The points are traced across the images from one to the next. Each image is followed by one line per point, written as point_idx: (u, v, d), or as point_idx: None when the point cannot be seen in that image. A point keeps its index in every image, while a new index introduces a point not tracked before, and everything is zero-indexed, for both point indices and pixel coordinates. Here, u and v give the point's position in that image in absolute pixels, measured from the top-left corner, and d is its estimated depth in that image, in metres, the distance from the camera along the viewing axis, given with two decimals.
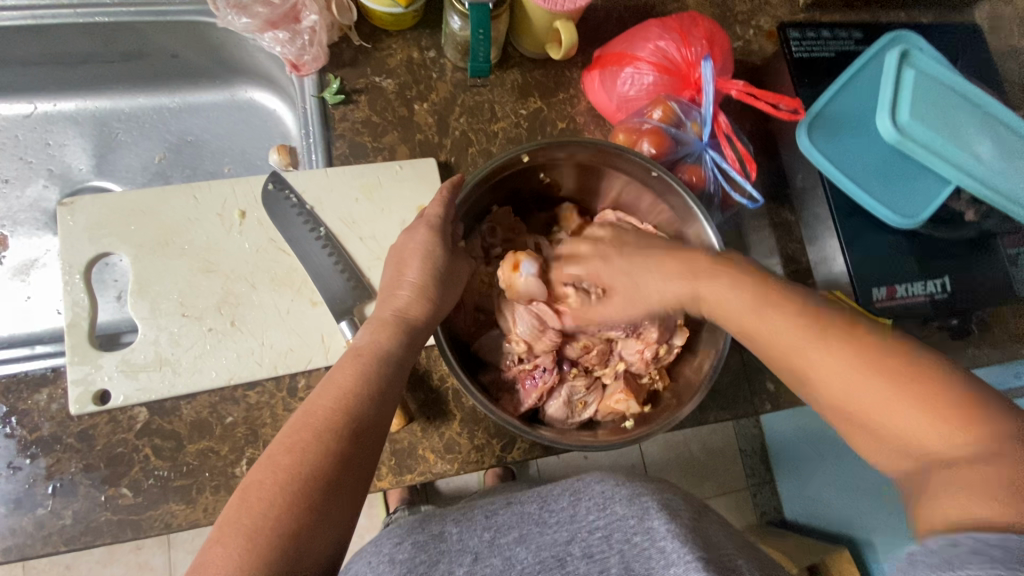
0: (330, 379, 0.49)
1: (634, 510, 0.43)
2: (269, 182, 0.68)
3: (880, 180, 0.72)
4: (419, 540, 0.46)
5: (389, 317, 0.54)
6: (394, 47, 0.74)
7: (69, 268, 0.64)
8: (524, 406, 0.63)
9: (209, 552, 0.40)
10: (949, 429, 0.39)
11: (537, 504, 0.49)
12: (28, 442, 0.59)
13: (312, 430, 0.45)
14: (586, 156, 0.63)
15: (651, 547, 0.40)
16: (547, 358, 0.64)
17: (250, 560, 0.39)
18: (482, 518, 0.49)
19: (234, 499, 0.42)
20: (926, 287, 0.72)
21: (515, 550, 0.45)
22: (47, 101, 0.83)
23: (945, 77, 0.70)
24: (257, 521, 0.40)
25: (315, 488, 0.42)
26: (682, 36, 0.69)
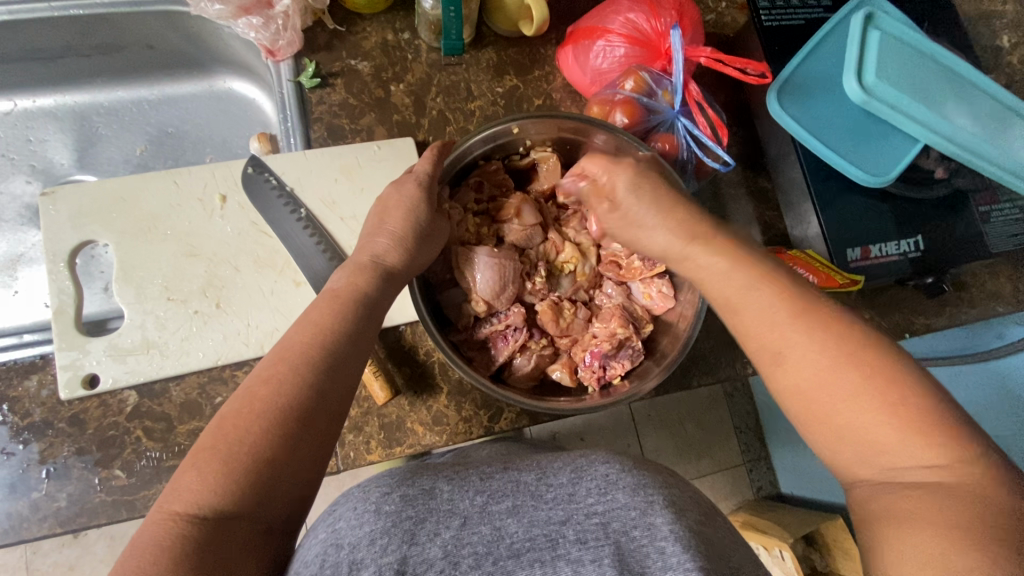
0: (305, 321, 0.49)
1: (637, 502, 0.44)
2: (249, 166, 0.68)
3: (851, 141, 0.72)
4: (408, 493, 0.45)
5: (365, 262, 0.54)
6: (369, 30, 0.75)
7: (53, 256, 0.65)
8: (496, 364, 0.63)
9: (181, 478, 0.40)
10: (920, 443, 0.39)
11: (536, 475, 0.48)
12: (20, 428, 0.60)
13: (287, 364, 0.45)
14: (569, 126, 0.64)
15: (649, 544, 0.41)
16: (519, 318, 0.64)
17: (225, 480, 0.39)
18: (475, 480, 0.48)
19: (211, 427, 0.42)
20: (900, 246, 0.74)
21: (506, 521, 0.44)
22: (27, 98, 0.83)
23: (907, 37, 0.71)
24: (232, 449, 0.40)
25: (293, 418, 0.43)
26: (651, 7, 0.70)
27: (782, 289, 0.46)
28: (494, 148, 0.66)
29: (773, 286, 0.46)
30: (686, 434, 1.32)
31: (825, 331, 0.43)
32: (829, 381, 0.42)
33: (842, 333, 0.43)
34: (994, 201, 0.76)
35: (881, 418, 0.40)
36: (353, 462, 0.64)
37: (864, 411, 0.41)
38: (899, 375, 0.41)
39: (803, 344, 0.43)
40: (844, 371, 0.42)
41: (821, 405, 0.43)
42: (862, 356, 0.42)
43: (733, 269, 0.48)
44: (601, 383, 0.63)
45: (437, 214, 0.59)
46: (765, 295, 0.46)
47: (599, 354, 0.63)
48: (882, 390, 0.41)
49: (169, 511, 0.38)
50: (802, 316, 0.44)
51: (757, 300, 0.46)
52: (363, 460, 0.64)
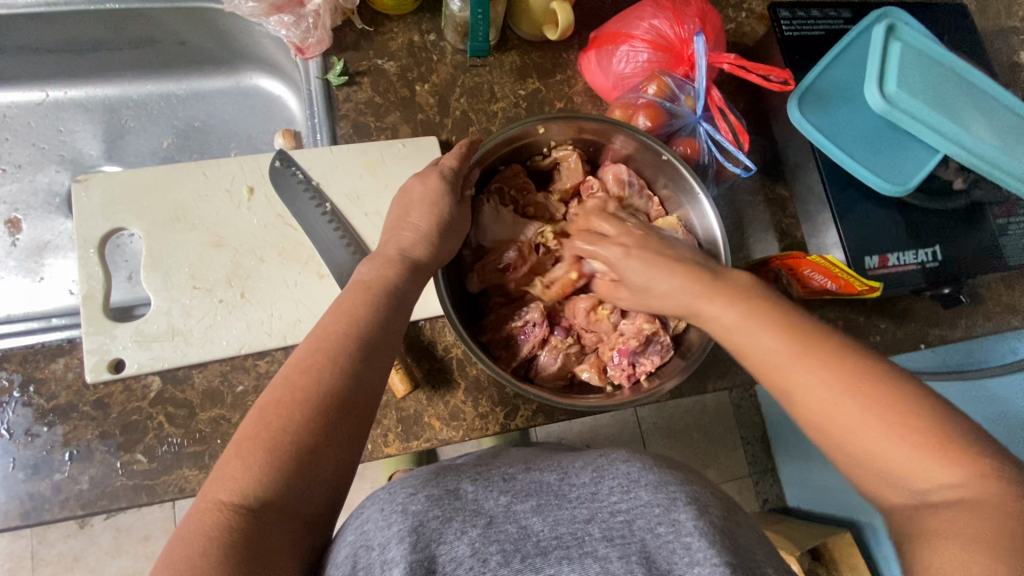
0: (339, 308, 0.50)
1: (660, 499, 0.43)
2: (277, 160, 0.70)
3: (870, 150, 0.73)
4: (434, 493, 0.45)
5: (392, 255, 0.55)
6: (395, 31, 0.77)
7: (84, 242, 0.66)
8: (519, 359, 0.64)
9: (226, 466, 0.41)
10: (938, 463, 0.42)
11: (558, 475, 0.48)
12: (45, 410, 0.61)
13: (325, 353, 0.46)
14: (593, 126, 0.65)
15: (675, 541, 0.41)
16: (538, 313, 0.65)
17: (269, 467, 0.40)
18: (498, 480, 0.48)
19: (252, 414, 0.43)
20: (917, 256, 0.74)
21: (531, 520, 0.44)
22: (59, 89, 0.85)
23: (928, 50, 0.72)
24: (276, 437, 0.41)
25: (333, 405, 0.43)
26: (675, 15, 0.71)
27: (778, 328, 0.50)
28: (515, 151, 0.67)
29: (775, 326, 0.50)
30: (693, 443, 1.32)
31: (825, 363, 0.47)
32: (837, 411, 0.45)
33: (846, 366, 0.46)
34: (1011, 213, 0.76)
35: (891, 442, 0.43)
36: (371, 454, 0.64)
37: (871, 432, 0.44)
38: (894, 394, 0.44)
39: (805, 378, 0.47)
40: (848, 399, 0.45)
41: (835, 437, 0.46)
42: (865, 387, 0.45)
43: (739, 310, 0.52)
44: (632, 380, 0.64)
45: (461, 208, 0.60)
46: (767, 332, 0.50)
47: (628, 351, 0.63)
48: (888, 414, 0.43)
49: (215, 501, 0.39)
50: (804, 354, 0.48)
51: (762, 337, 0.50)
52: (380, 453, 0.65)
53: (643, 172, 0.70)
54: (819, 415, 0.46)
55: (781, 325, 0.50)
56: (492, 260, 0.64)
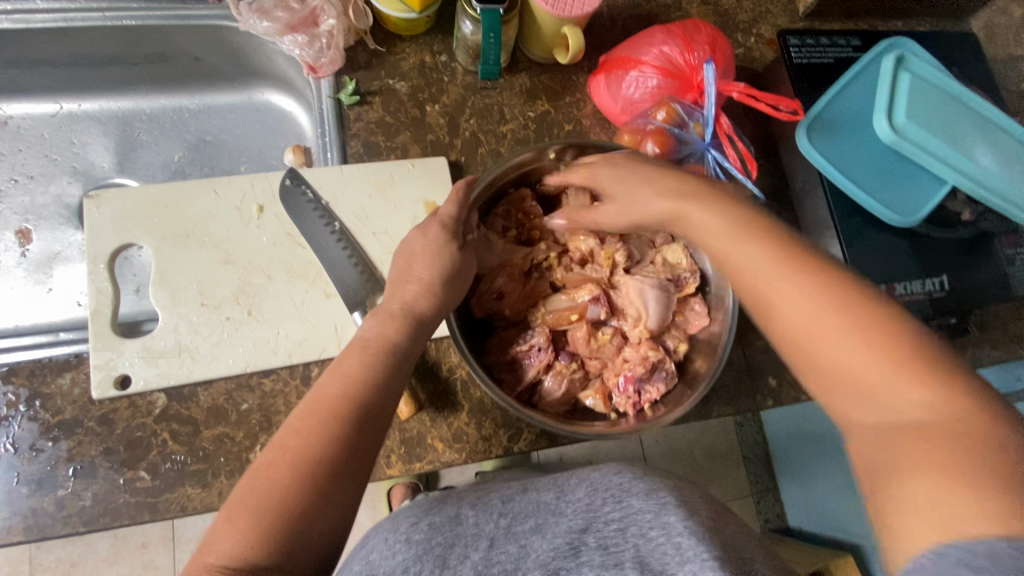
0: (337, 368, 0.51)
1: (651, 504, 0.41)
2: (287, 178, 0.70)
3: (880, 180, 0.73)
4: (436, 521, 0.47)
5: (396, 311, 0.55)
6: (407, 52, 0.77)
7: (94, 258, 0.67)
8: (523, 383, 0.64)
9: (217, 527, 0.42)
10: (919, 385, 0.40)
11: (553, 494, 0.48)
12: (51, 425, 0.61)
13: (318, 416, 0.47)
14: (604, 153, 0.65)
15: (666, 543, 0.38)
16: (543, 337, 0.65)
17: (258, 534, 0.41)
18: (498, 504, 0.49)
19: (245, 479, 0.44)
20: (926, 286, 0.74)
21: (531, 539, 0.44)
22: (73, 101, 0.86)
23: (937, 80, 0.73)
24: (266, 501, 0.42)
25: (320, 470, 0.44)
26: (685, 41, 0.71)
27: (764, 241, 0.50)
28: (524, 175, 0.68)
29: (762, 241, 0.50)
30: (695, 461, 1.31)
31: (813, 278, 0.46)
32: (811, 319, 0.45)
33: (827, 278, 0.46)
34: (1021, 244, 0.76)
35: (869, 361, 0.42)
36: (373, 476, 0.64)
37: (845, 343, 0.43)
38: (875, 311, 0.43)
39: (786, 289, 0.47)
40: (824, 304, 0.45)
41: (808, 353, 0.45)
42: (852, 302, 0.44)
43: (727, 224, 0.52)
44: (637, 408, 0.63)
45: (465, 253, 0.59)
46: (753, 242, 0.50)
47: (633, 378, 0.63)
48: (869, 333, 0.42)
49: (205, 564, 0.40)
50: (788, 268, 0.47)
51: (748, 249, 0.50)
52: (383, 474, 0.65)
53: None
54: (793, 326, 0.46)
55: (768, 238, 0.50)
56: (486, 289, 0.64)
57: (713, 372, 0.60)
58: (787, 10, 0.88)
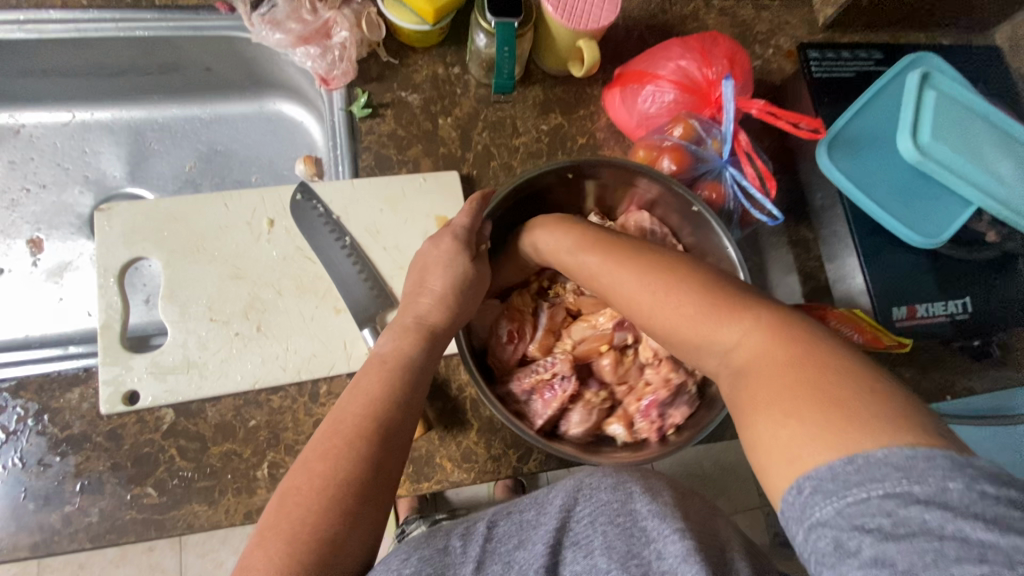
0: (357, 386, 0.50)
1: (617, 495, 0.43)
2: (298, 192, 0.70)
3: (902, 201, 0.71)
4: (426, 553, 0.44)
5: (410, 324, 0.54)
6: (420, 63, 0.76)
7: (104, 271, 0.67)
8: (543, 419, 0.61)
9: (250, 555, 0.41)
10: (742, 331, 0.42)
11: (534, 510, 0.46)
12: (59, 440, 0.60)
13: (342, 437, 0.45)
14: (610, 174, 0.65)
15: (634, 527, 0.41)
16: (565, 366, 0.63)
17: (290, 557, 0.40)
18: (483, 528, 0.46)
19: (273, 504, 0.44)
20: (947, 307, 0.72)
21: (515, 554, 0.43)
22: (85, 111, 0.86)
23: (963, 98, 0.71)
24: (295, 527, 0.41)
25: (348, 491, 0.43)
26: (702, 56, 0.70)
27: (596, 248, 0.55)
28: (521, 203, 0.66)
29: (585, 247, 0.56)
30: (705, 474, 1.29)
31: (639, 268, 0.51)
32: (648, 309, 0.48)
33: (637, 259, 0.52)
34: None
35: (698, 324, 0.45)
36: None
37: (670, 313, 0.47)
38: (682, 275, 0.48)
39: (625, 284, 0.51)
40: (640, 287, 0.49)
41: (667, 338, 0.48)
42: (670, 282, 0.48)
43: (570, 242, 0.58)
44: (662, 433, 0.61)
45: (478, 264, 0.58)
46: (589, 252, 0.55)
47: (656, 403, 0.62)
48: (690, 300, 0.46)
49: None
50: (611, 260, 0.53)
51: (586, 258, 0.55)
52: None
53: (668, 220, 0.69)
54: (645, 320, 0.50)
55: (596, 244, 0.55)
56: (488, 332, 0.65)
57: None
58: (807, 21, 0.86)
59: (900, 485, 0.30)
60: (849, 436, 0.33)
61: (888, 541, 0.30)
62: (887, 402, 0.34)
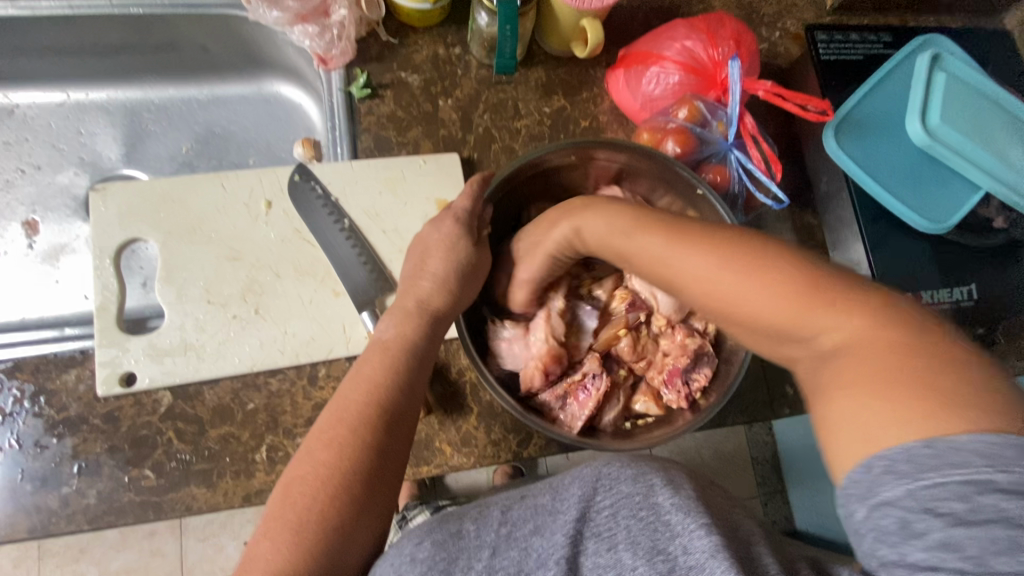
0: (359, 373, 0.49)
1: (639, 487, 0.40)
2: (296, 173, 0.69)
3: (910, 185, 0.70)
4: (439, 537, 0.42)
5: (412, 308, 0.53)
6: (420, 43, 0.75)
7: (100, 252, 0.66)
8: (584, 419, 0.60)
9: (257, 547, 0.41)
10: (830, 313, 0.37)
11: (550, 494, 0.42)
12: (56, 421, 0.60)
13: (348, 425, 0.45)
14: (563, 158, 0.63)
15: (656, 521, 0.38)
16: (593, 364, 0.63)
17: (298, 549, 0.40)
18: (498, 512, 0.43)
19: (278, 494, 0.43)
20: (952, 294, 0.71)
21: (532, 541, 0.40)
22: (80, 91, 0.85)
23: (973, 81, 0.69)
24: (305, 517, 0.41)
25: (357, 481, 0.43)
26: (709, 36, 0.69)
27: (650, 227, 0.48)
28: (501, 202, 0.65)
29: (645, 227, 0.48)
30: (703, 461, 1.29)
31: (704, 245, 0.43)
32: (716, 290, 0.42)
33: (709, 237, 0.43)
34: None
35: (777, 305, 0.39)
36: None
37: (754, 298, 0.40)
38: (758, 253, 0.41)
39: (689, 265, 0.44)
40: (716, 271, 0.42)
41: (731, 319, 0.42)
42: (742, 258, 0.41)
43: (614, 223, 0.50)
44: (691, 400, 0.61)
45: (481, 248, 0.57)
46: (642, 231, 0.48)
47: (678, 371, 0.62)
48: (770, 279, 0.39)
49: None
50: (679, 242, 0.45)
51: (638, 238, 0.48)
52: None
53: (636, 188, 0.68)
54: (703, 300, 0.43)
55: (648, 223, 0.48)
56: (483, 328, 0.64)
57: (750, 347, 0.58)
58: (814, 3, 0.84)
59: (984, 473, 0.30)
60: (940, 419, 0.31)
61: (958, 525, 0.29)
62: (996, 394, 0.32)
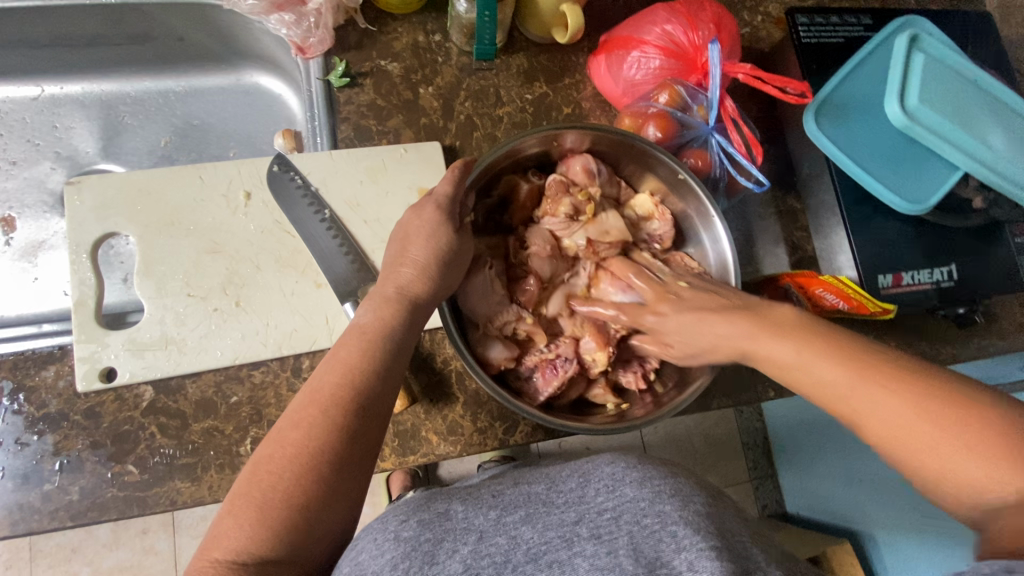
0: (334, 356, 0.48)
1: (645, 492, 0.39)
2: (275, 164, 0.68)
3: (889, 166, 0.71)
4: (425, 517, 0.42)
5: (390, 294, 0.53)
6: (399, 31, 0.74)
7: (76, 247, 0.65)
8: (542, 396, 0.61)
9: (220, 524, 0.41)
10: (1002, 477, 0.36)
11: (545, 484, 0.44)
12: (35, 418, 0.59)
13: (319, 406, 0.45)
14: (536, 143, 0.63)
15: (661, 530, 0.37)
16: (569, 349, 0.63)
17: (262, 525, 0.40)
18: (489, 497, 0.45)
19: (244, 473, 0.43)
20: (932, 275, 0.71)
21: (521, 529, 0.40)
22: (55, 85, 0.83)
23: (951, 61, 0.70)
24: (266, 496, 0.41)
25: (325, 461, 0.42)
26: (689, 20, 0.68)
27: (830, 353, 0.46)
28: (487, 182, 0.64)
29: (821, 349, 0.47)
30: (694, 447, 1.30)
31: (893, 385, 0.42)
32: (907, 433, 0.41)
33: (900, 376, 0.42)
34: None
35: (974, 462, 0.37)
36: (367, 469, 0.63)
37: (968, 463, 0.37)
38: (958, 401, 0.39)
39: (872, 403, 0.42)
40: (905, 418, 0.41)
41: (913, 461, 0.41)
42: (933, 400, 0.40)
43: (788, 342, 0.49)
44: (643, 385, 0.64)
45: (462, 236, 0.57)
46: (821, 358, 0.46)
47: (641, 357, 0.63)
48: (973, 434, 0.38)
49: (211, 558, 0.39)
50: (861, 377, 0.44)
51: (814, 364, 0.46)
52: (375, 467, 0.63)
53: (606, 159, 0.67)
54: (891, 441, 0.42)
55: (828, 348, 0.46)
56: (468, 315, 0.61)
57: None
58: None
59: None
60: None
61: None
62: None
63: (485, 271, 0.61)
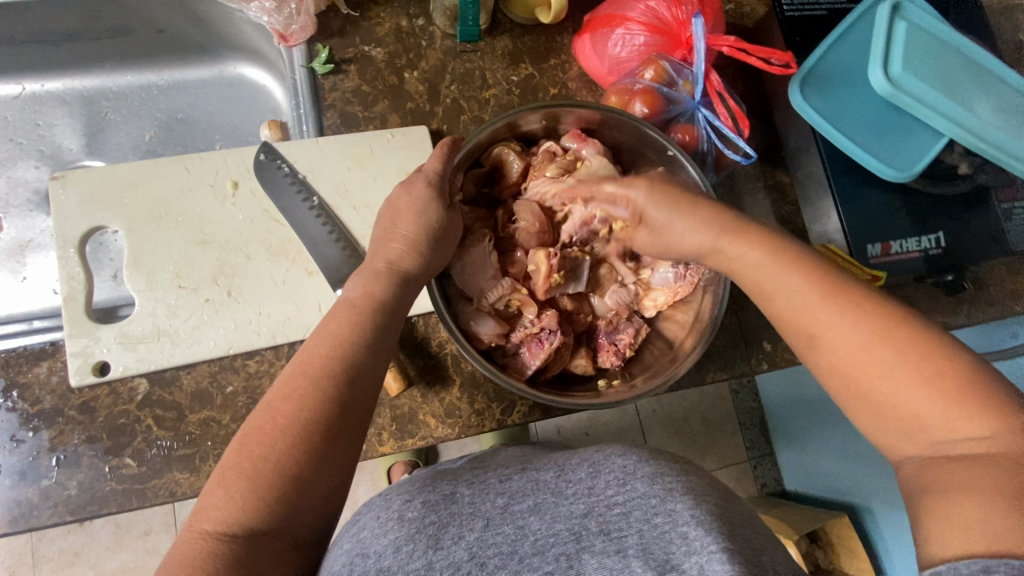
0: (325, 330, 0.48)
1: (656, 489, 0.38)
2: (261, 152, 0.68)
3: (874, 136, 0.71)
4: (431, 498, 0.43)
5: (380, 270, 0.53)
6: (382, 16, 0.73)
7: (63, 242, 0.65)
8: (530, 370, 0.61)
9: (209, 496, 0.40)
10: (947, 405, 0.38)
11: (553, 472, 0.43)
12: (30, 415, 0.59)
13: (309, 378, 0.45)
14: (529, 116, 0.62)
15: (671, 531, 0.35)
16: (553, 320, 0.61)
17: (253, 496, 0.40)
18: (495, 482, 0.44)
19: (233, 444, 0.42)
20: (920, 243, 0.72)
21: (528, 519, 0.40)
22: (35, 82, 0.82)
23: (932, 28, 0.70)
24: (257, 465, 0.41)
25: (316, 432, 0.43)
26: None
27: (802, 271, 0.46)
28: (474, 162, 0.64)
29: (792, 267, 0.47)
30: (692, 429, 1.31)
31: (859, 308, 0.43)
32: (864, 355, 0.42)
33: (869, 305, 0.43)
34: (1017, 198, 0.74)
35: (917, 390, 0.40)
36: (365, 454, 0.63)
37: (910, 390, 0.40)
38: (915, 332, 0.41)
39: (837, 324, 0.43)
40: (875, 343, 0.41)
41: (858, 380, 0.42)
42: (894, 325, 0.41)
43: (763, 263, 0.48)
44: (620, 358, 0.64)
45: (451, 213, 0.57)
46: (792, 271, 0.47)
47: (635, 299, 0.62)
48: (920, 363, 0.40)
49: (201, 529, 0.39)
50: (831, 298, 0.44)
51: (789, 277, 0.47)
52: (375, 452, 0.63)
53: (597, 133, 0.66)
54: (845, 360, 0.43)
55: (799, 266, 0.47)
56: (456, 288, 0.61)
57: (720, 297, 0.59)
58: None
59: None
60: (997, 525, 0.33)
61: None
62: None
63: (482, 243, 0.61)
